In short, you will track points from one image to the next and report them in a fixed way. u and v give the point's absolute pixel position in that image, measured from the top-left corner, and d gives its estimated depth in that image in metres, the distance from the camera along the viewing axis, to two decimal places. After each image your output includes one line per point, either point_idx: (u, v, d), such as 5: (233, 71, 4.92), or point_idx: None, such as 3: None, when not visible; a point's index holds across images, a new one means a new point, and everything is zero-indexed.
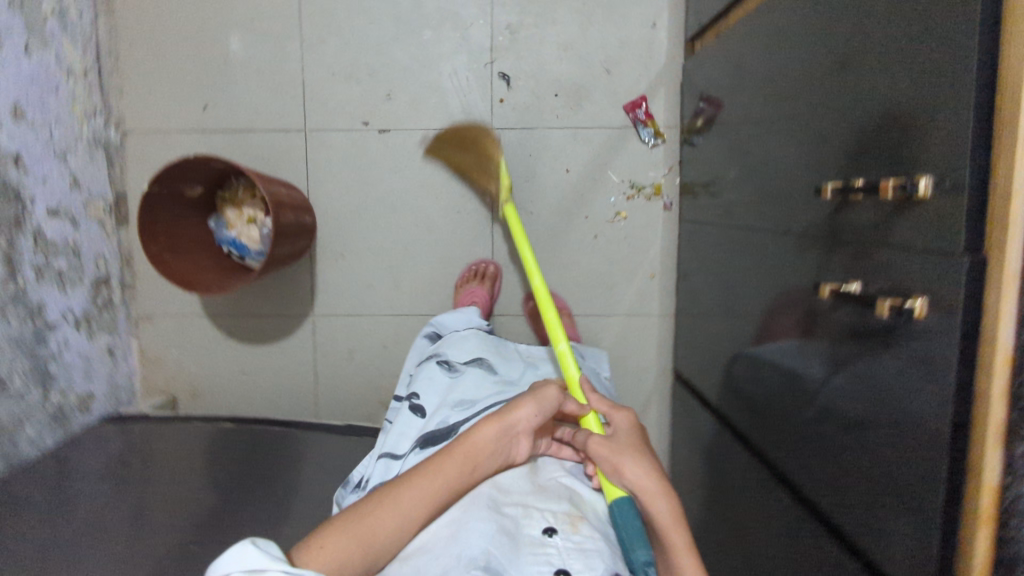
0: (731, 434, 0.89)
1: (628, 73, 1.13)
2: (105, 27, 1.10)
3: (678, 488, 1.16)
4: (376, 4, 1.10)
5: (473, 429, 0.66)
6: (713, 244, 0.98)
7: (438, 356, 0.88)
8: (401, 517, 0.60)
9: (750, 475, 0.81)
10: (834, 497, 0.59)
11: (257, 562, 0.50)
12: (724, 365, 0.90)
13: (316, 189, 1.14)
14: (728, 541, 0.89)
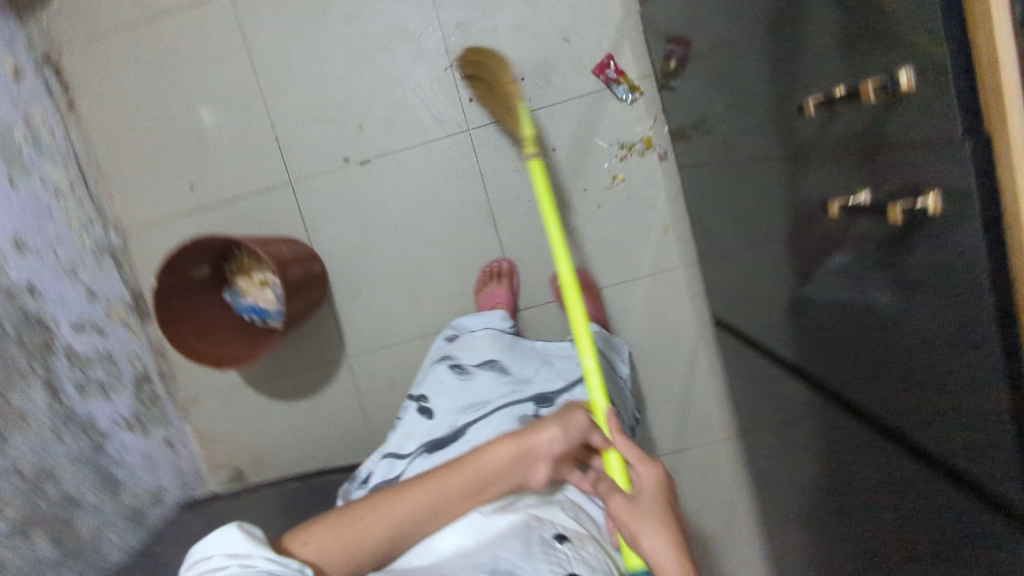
0: (781, 367, 0.87)
1: (588, 36, 1.11)
2: (80, 140, 1.13)
3: (748, 432, 1.13)
4: (325, 42, 1.10)
5: (491, 447, 0.68)
6: (718, 182, 0.95)
7: (449, 357, 0.92)
8: (400, 518, 0.64)
9: (809, 404, 0.79)
10: (899, 411, 0.57)
11: (241, 548, 0.54)
12: (760, 300, 0.88)
13: (317, 235, 1.14)
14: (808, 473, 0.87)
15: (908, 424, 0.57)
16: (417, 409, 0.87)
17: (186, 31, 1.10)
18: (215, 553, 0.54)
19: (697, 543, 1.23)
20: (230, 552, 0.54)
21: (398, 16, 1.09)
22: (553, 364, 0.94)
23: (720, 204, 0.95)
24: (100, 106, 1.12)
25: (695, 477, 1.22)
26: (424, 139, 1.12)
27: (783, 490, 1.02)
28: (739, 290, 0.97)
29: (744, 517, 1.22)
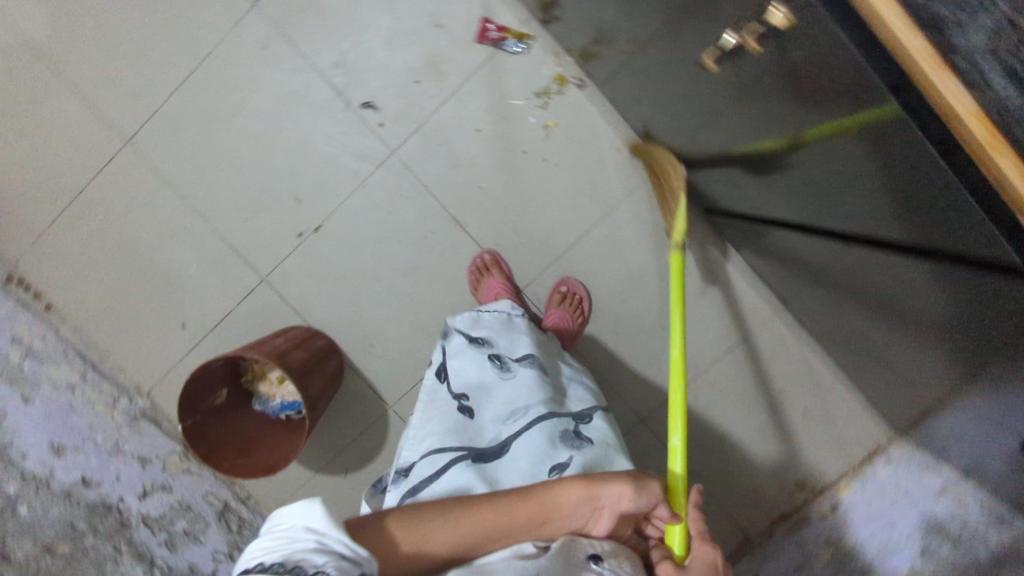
0: (794, 233, 0.85)
1: (458, 11, 1.08)
2: (74, 334, 1.16)
3: (791, 297, 1.09)
4: (230, 140, 1.11)
5: (562, 484, 0.58)
6: (651, 69, 0.90)
7: (490, 348, 0.87)
8: (465, 536, 0.54)
9: (839, 253, 0.77)
10: (919, 210, 0.55)
11: (320, 525, 0.47)
12: (741, 169, 0.86)
13: (310, 313, 1.15)
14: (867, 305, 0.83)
15: (943, 218, 0.53)
16: (458, 406, 0.79)
17: (111, 194, 1.13)
18: (294, 525, 0.47)
19: (798, 424, 1.17)
20: (307, 526, 0.47)
21: (282, 84, 1.10)
22: (578, 378, 0.90)
23: (663, 89, 0.91)
24: (71, 295, 1.16)
25: (765, 364, 1.17)
26: (358, 180, 1.12)
27: (852, 330, 0.96)
28: (717, 164, 0.92)
29: (830, 378, 1.16)
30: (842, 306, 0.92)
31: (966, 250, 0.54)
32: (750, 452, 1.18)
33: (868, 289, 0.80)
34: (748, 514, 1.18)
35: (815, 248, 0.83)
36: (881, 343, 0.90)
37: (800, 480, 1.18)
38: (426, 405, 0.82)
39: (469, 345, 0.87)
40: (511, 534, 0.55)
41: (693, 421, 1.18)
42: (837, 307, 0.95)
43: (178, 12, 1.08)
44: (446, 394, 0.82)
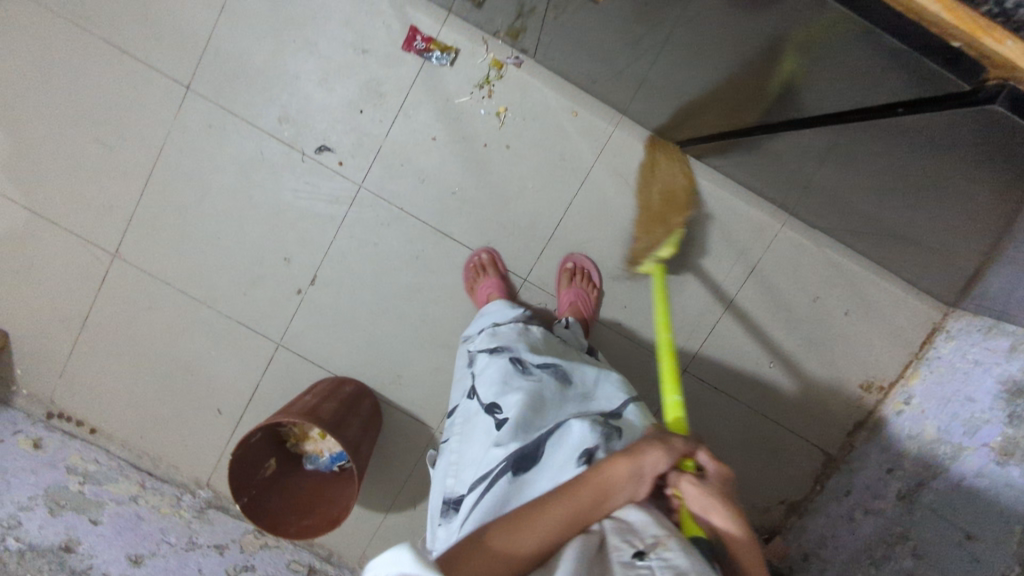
0: (768, 134, 0.84)
1: (379, 30, 1.06)
2: (120, 448, 1.21)
3: (797, 204, 1.03)
4: (207, 224, 1.13)
5: (607, 463, 0.58)
6: (582, 23, 0.86)
7: (511, 360, 0.83)
8: (545, 536, 0.52)
9: (814, 138, 0.76)
10: (866, 67, 0.57)
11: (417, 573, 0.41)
12: (701, 84, 0.83)
13: (334, 363, 1.17)
14: (867, 180, 0.80)
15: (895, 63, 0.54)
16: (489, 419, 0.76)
17: (117, 309, 1.16)
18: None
19: (844, 328, 1.11)
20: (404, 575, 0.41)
21: (237, 156, 1.11)
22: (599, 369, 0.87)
23: (602, 38, 0.87)
24: (113, 413, 1.20)
25: (790, 279, 1.10)
26: (336, 223, 1.12)
27: (868, 218, 0.92)
28: (681, 91, 0.89)
29: (865, 272, 1.09)
30: (845, 195, 0.89)
31: (921, 91, 0.55)
32: (803, 370, 1.13)
33: (859, 164, 0.77)
34: (821, 431, 1.15)
35: (796, 140, 0.81)
36: (901, 218, 0.85)
37: (865, 383, 1.13)
38: (462, 431, 0.79)
39: (490, 363, 0.83)
40: (581, 526, 0.54)
41: (737, 357, 1.13)
42: (846, 198, 0.90)
43: (121, 120, 1.10)
44: (478, 408, 0.78)
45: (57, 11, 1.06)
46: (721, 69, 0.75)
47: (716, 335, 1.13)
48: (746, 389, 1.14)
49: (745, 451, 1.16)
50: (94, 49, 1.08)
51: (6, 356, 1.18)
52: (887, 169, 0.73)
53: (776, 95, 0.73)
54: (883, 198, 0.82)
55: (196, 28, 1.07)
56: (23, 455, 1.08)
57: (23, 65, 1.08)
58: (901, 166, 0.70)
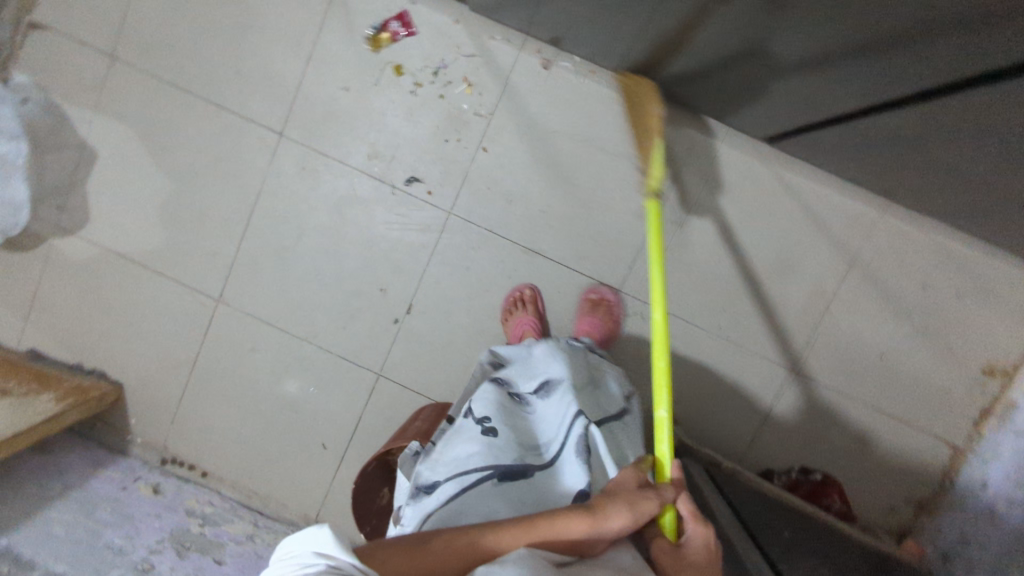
0: (869, 121, 0.82)
1: (457, 61, 1.09)
2: (231, 489, 1.23)
3: (895, 189, 1.01)
4: (303, 263, 1.17)
5: (569, 517, 0.59)
6: (669, 35, 0.87)
7: (509, 387, 0.87)
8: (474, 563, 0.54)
9: (927, 121, 0.74)
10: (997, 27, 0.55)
11: (332, 552, 0.46)
12: (796, 79, 0.83)
13: (435, 390, 1.17)
14: (973, 164, 0.78)
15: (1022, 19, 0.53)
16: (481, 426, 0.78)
17: (221, 353, 1.20)
18: (302, 550, 0.47)
19: (958, 311, 1.07)
20: (316, 554, 0.46)
21: (329, 194, 1.15)
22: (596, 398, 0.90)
23: (689, 46, 0.88)
24: (222, 456, 1.23)
25: (894, 266, 1.07)
26: (428, 251, 1.14)
27: (974, 200, 0.90)
28: (771, 89, 0.88)
29: (974, 253, 1.05)
30: (948, 178, 0.87)
31: None
32: (918, 360, 1.09)
33: (969, 150, 0.75)
34: (943, 422, 1.10)
35: (900, 128, 0.79)
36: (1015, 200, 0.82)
37: (986, 367, 1.08)
38: (451, 433, 0.79)
39: (488, 384, 0.87)
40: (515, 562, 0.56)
41: (844, 351, 1.10)
42: (952, 183, 0.88)
43: (220, 171, 1.15)
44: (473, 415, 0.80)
45: (161, 76, 1.14)
46: (819, 52, 0.74)
47: (821, 331, 1.10)
48: (857, 384, 1.11)
49: (863, 448, 1.12)
50: (195, 107, 1.14)
51: (122, 407, 1.23)
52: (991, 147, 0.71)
53: (883, 83, 0.73)
54: (993, 182, 0.80)
55: (287, 78, 1.12)
56: (146, 502, 1.13)
57: (130, 130, 1.15)
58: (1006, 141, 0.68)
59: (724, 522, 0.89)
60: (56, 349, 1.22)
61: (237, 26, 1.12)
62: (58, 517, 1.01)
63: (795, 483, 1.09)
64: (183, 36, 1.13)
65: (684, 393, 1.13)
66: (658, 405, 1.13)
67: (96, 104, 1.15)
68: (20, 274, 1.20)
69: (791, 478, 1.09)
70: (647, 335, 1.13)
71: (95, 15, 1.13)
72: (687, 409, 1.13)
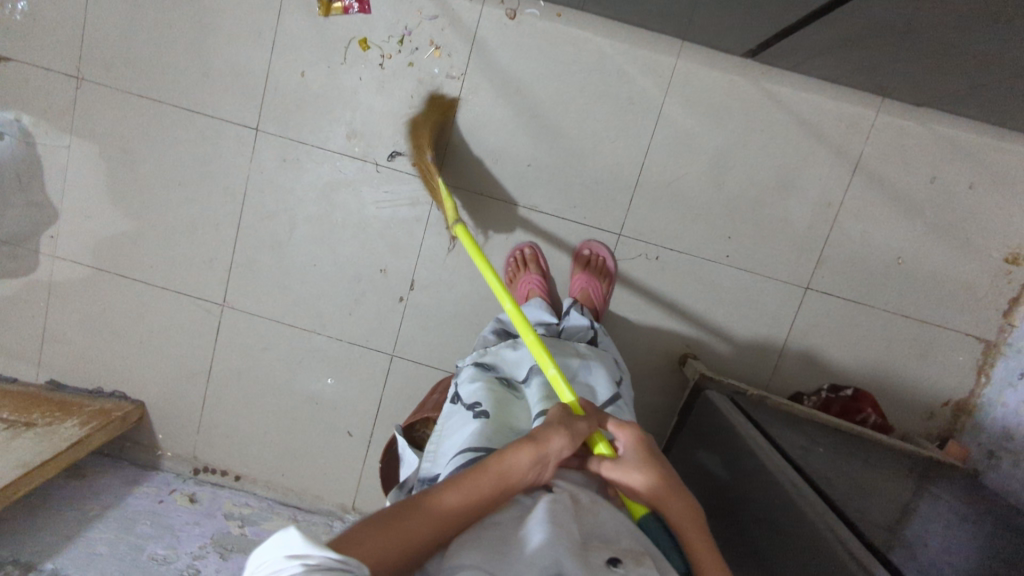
0: (848, 20, 0.78)
1: (420, 27, 1.06)
2: (266, 489, 1.24)
3: (889, 85, 0.97)
4: (300, 255, 1.16)
5: (512, 450, 0.58)
6: None
7: (495, 369, 0.85)
8: (437, 524, 0.51)
9: (905, 8, 0.70)
10: None
11: (305, 550, 0.40)
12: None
13: (450, 361, 1.17)
14: (962, 46, 0.74)
15: None
16: (472, 410, 0.76)
17: (233, 357, 1.20)
18: (268, 559, 0.41)
19: (972, 202, 1.03)
20: (287, 557, 0.40)
21: (314, 182, 1.13)
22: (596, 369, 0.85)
23: None
24: (251, 458, 1.23)
25: (899, 167, 1.04)
26: (422, 224, 1.13)
27: (972, 84, 0.86)
28: (742, 6, 0.85)
29: (981, 139, 1.01)
30: (941, 65, 0.83)
31: None
32: (937, 258, 1.05)
33: (954, 29, 0.71)
34: (972, 318, 1.06)
35: (881, 21, 0.75)
36: (1015, 76, 0.78)
37: (1010, 255, 1.04)
38: (442, 423, 0.78)
39: (474, 369, 0.84)
40: (478, 508, 0.54)
41: (859, 261, 1.07)
42: (945, 70, 0.84)
43: (203, 176, 1.15)
44: (464, 401, 0.78)
45: (129, 89, 1.13)
46: None
47: (832, 245, 1.07)
48: (877, 293, 1.07)
49: (891, 356, 1.09)
50: (168, 115, 1.13)
51: (147, 424, 1.24)
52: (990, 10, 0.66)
53: None
54: (985, 61, 0.76)
55: (254, 71, 1.11)
56: (185, 511, 1.15)
57: (108, 149, 1.15)
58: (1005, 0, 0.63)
59: (760, 446, 0.85)
60: (74, 378, 1.23)
61: (196, 25, 1.10)
62: (99, 537, 1.03)
63: (826, 402, 1.07)
64: (144, 45, 1.11)
65: (701, 327, 1.11)
66: (675, 344, 1.12)
67: (71, 128, 1.14)
68: (28, 307, 1.21)
69: (821, 398, 1.07)
70: (655, 275, 1.10)
71: (55, 38, 1.12)
72: (706, 344, 1.11)
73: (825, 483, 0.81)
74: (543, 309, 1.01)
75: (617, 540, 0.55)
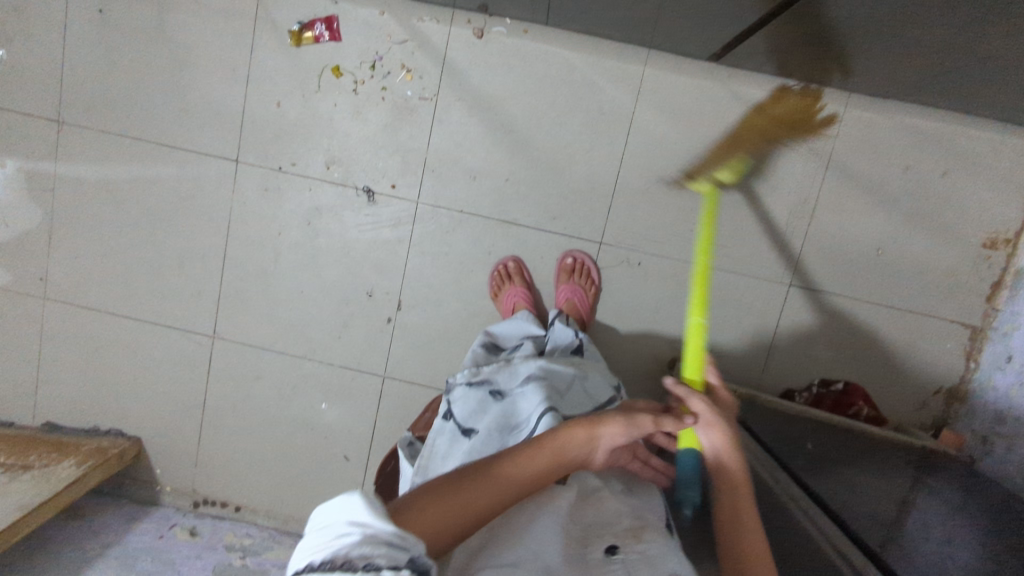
0: (804, 21, 0.80)
1: (391, 51, 1.08)
2: (267, 518, 1.24)
3: (854, 80, 0.98)
4: (287, 283, 1.17)
5: (564, 429, 0.60)
6: None
7: (489, 384, 0.83)
8: (491, 499, 0.53)
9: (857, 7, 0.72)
10: None
11: (366, 518, 0.44)
12: (719, 3, 0.80)
13: (442, 379, 1.17)
14: (917, 38, 0.76)
15: None
16: (467, 434, 0.75)
17: (227, 388, 1.20)
18: (339, 520, 0.45)
19: (946, 190, 1.04)
20: (350, 522, 0.45)
21: (296, 209, 1.14)
22: (587, 379, 0.85)
23: None
24: (250, 489, 1.24)
25: (871, 160, 1.05)
26: (405, 244, 1.14)
27: (933, 75, 0.87)
28: (701, 15, 0.86)
29: (950, 128, 1.02)
30: (900, 58, 0.84)
31: None
32: (916, 247, 1.06)
33: (908, 23, 0.72)
34: (956, 304, 1.07)
35: (836, 20, 0.77)
36: (973, 64, 0.79)
37: (988, 240, 1.05)
38: (433, 443, 0.77)
39: (467, 387, 0.83)
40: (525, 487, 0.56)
41: (840, 255, 1.08)
42: (904, 63, 0.86)
43: (187, 210, 1.16)
44: (457, 425, 0.77)
45: (110, 130, 1.14)
46: None
47: (813, 240, 1.08)
48: (860, 285, 1.08)
49: (881, 347, 1.09)
50: (150, 152, 1.15)
51: (145, 460, 1.24)
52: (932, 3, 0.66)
53: None
54: (943, 51, 0.77)
55: (230, 104, 1.12)
56: (185, 545, 1.15)
57: (93, 190, 1.16)
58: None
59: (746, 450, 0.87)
60: (70, 418, 1.24)
61: (172, 64, 1.12)
62: None
63: (818, 398, 1.08)
64: (121, 85, 1.13)
65: (688, 329, 1.11)
66: (665, 348, 1.12)
67: (54, 171, 1.16)
68: (21, 352, 1.22)
69: (812, 394, 1.07)
70: (640, 280, 1.11)
71: (34, 84, 1.14)
72: None
73: (819, 482, 0.81)
74: (536, 323, 1.01)
75: (618, 524, 0.61)
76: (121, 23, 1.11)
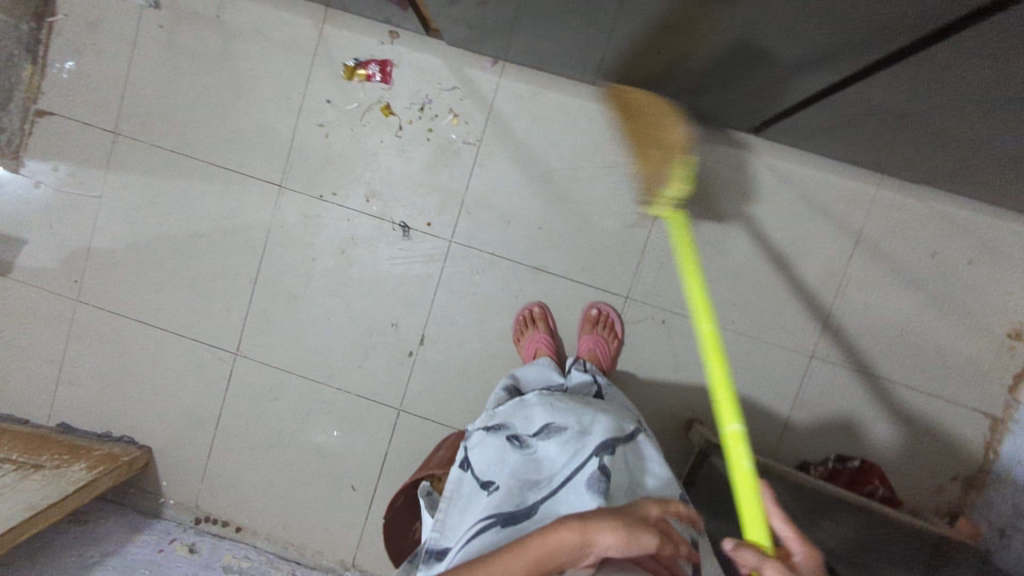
0: (847, 105, 0.83)
1: (440, 95, 1.12)
2: (266, 542, 1.23)
3: (886, 164, 1.01)
4: (314, 308, 1.19)
5: (555, 528, 0.52)
6: (634, 55, 0.89)
7: (506, 429, 0.82)
8: None
9: (899, 98, 0.75)
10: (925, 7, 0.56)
11: None
12: (763, 82, 0.84)
13: (456, 417, 1.17)
14: (957, 130, 0.78)
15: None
16: (483, 485, 0.75)
17: (243, 405, 1.21)
18: None
19: (971, 278, 1.05)
20: None
21: (332, 237, 1.17)
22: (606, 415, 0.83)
23: (654, 64, 0.90)
24: (254, 509, 1.23)
25: (899, 241, 1.07)
26: (434, 281, 1.16)
27: (966, 165, 0.89)
28: (743, 91, 0.90)
29: (978, 218, 1.04)
30: (935, 147, 0.87)
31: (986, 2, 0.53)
32: (940, 331, 1.07)
33: (948, 116, 0.75)
34: (977, 391, 1.07)
35: (877, 106, 0.80)
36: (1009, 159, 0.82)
37: (1012, 331, 1.05)
38: (451, 492, 0.77)
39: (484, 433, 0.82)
40: None
41: (862, 332, 1.08)
42: (939, 152, 0.88)
43: (226, 228, 1.19)
44: (474, 475, 0.77)
45: (162, 145, 1.19)
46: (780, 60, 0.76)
47: (837, 312, 1.09)
48: (881, 363, 1.08)
49: (899, 429, 1.08)
50: (198, 169, 1.19)
51: (153, 471, 1.25)
52: (973, 99, 0.69)
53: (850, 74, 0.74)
54: (978, 143, 0.80)
55: (280, 131, 1.17)
56: (183, 561, 1.14)
57: (139, 201, 1.20)
58: (986, 88, 0.66)
59: None
60: (86, 420, 1.25)
61: (230, 88, 1.17)
62: None
63: (833, 472, 1.06)
64: (180, 105, 1.18)
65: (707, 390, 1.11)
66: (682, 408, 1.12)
67: (104, 178, 1.20)
68: (46, 351, 1.24)
69: (827, 468, 1.06)
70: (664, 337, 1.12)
71: (96, 96, 1.19)
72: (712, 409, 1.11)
73: None
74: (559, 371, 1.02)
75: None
76: (187, 47, 1.17)
